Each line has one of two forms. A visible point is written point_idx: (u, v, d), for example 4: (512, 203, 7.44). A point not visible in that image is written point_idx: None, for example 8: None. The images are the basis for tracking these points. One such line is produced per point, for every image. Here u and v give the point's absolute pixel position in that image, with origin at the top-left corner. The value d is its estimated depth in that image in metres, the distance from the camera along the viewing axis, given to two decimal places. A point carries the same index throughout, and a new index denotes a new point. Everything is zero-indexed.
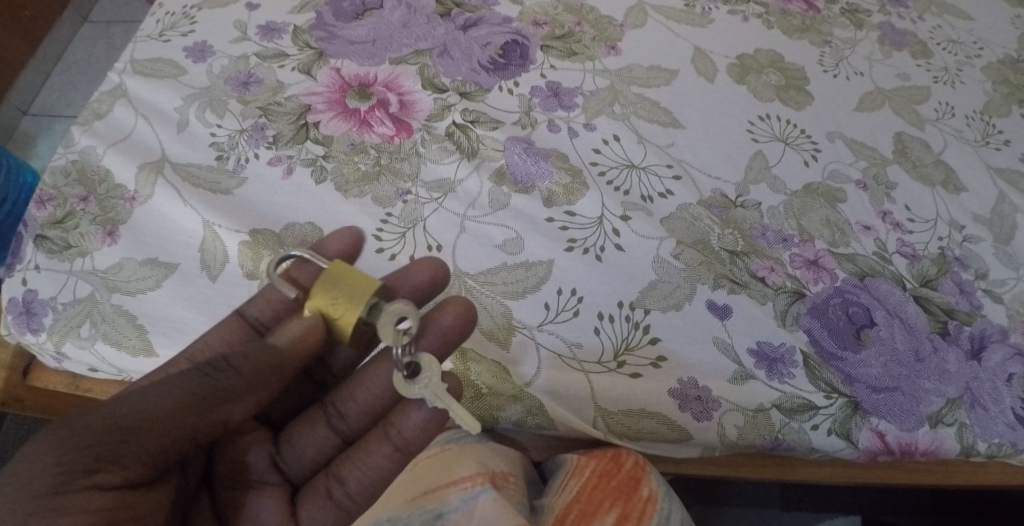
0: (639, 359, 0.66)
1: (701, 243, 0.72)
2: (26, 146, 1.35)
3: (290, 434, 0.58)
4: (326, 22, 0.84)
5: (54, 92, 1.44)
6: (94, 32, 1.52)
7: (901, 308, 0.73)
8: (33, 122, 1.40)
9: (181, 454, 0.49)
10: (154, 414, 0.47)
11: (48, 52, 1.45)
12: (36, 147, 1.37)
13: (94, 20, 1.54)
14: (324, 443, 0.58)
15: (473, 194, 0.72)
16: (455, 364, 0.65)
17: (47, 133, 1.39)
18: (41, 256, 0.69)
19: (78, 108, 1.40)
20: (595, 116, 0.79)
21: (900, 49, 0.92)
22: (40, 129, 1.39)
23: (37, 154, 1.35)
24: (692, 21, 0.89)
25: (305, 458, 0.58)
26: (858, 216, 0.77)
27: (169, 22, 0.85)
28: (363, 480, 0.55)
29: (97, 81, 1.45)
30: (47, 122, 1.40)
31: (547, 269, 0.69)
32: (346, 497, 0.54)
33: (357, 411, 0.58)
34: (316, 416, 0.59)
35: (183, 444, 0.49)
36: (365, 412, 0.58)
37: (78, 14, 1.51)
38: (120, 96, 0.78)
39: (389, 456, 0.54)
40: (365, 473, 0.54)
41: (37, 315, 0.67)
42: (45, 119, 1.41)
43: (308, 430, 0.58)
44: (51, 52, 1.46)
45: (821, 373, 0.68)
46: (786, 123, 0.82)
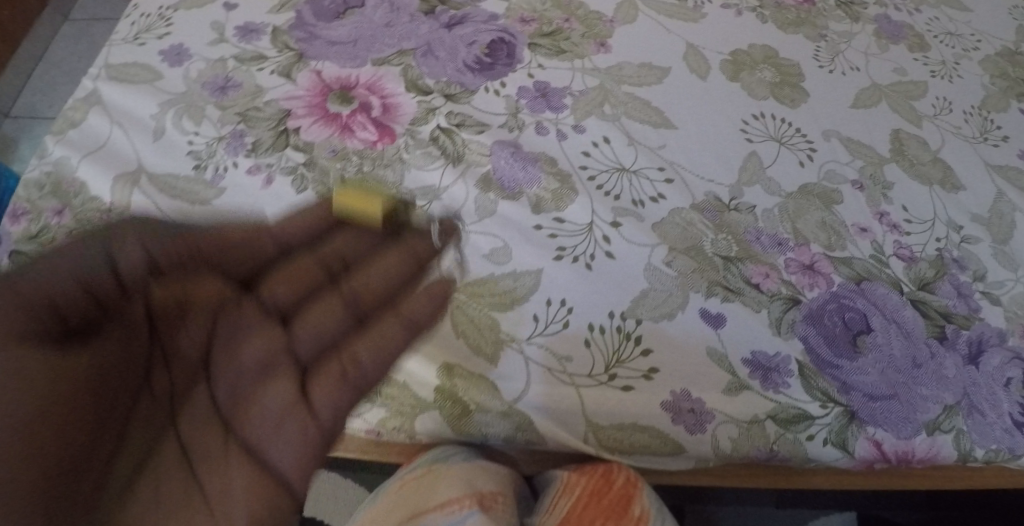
0: (630, 371, 0.65)
1: (695, 249, 0.70)
2: (7, 149, 1.30)
3: (303, 313, 0.54)
4: (306, 22, 0.81)
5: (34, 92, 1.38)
6: (75, 30, 1.46)
7: (898, 313, 0.71)
8: (13, 123, 1.34)
9: (93, 312, 0.48)
10: (49, 267, 0.46)
11: (28, 52, 1.40)
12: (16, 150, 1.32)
13: (74, 18, 1.48)
14: (339, 323, 0.53)
15: (459, 202, 0.70)
16: (442, 380, 0.63)
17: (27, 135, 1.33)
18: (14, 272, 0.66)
19: (60, 109, 1.35)
20: (585, 117, 0.76)
21: (896, 42, 0.90)
22: (21, 131, 1.33)
23: (18, 157, 1.30)
24: (684, 15, 0.87)
25: (321, 340, 0.52)
26: (855, 217, 0.76)
27: (144, 24, 0.82)
28: (377, 360, 0.50)
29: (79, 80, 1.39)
30: (28, 123, 1.34)
31: (536, 279, 0.67)
32: (360, 377, 0.50)
33: (378, 292, 0.54)
34: (335, 299, 0.54)
35: (73, 299, 0.47)
36: (382, 291, 0.54)
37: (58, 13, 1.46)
38: (95, 103, 0.76)
39: (405, 337, 0.51)
40: (381, 348, 0.50)
41: None
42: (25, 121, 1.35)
43: (324, 309, 0.53)
44: (31, 51, 1.41)
45: (816, 382, 0.67)
46: (781, 121, 0.80)
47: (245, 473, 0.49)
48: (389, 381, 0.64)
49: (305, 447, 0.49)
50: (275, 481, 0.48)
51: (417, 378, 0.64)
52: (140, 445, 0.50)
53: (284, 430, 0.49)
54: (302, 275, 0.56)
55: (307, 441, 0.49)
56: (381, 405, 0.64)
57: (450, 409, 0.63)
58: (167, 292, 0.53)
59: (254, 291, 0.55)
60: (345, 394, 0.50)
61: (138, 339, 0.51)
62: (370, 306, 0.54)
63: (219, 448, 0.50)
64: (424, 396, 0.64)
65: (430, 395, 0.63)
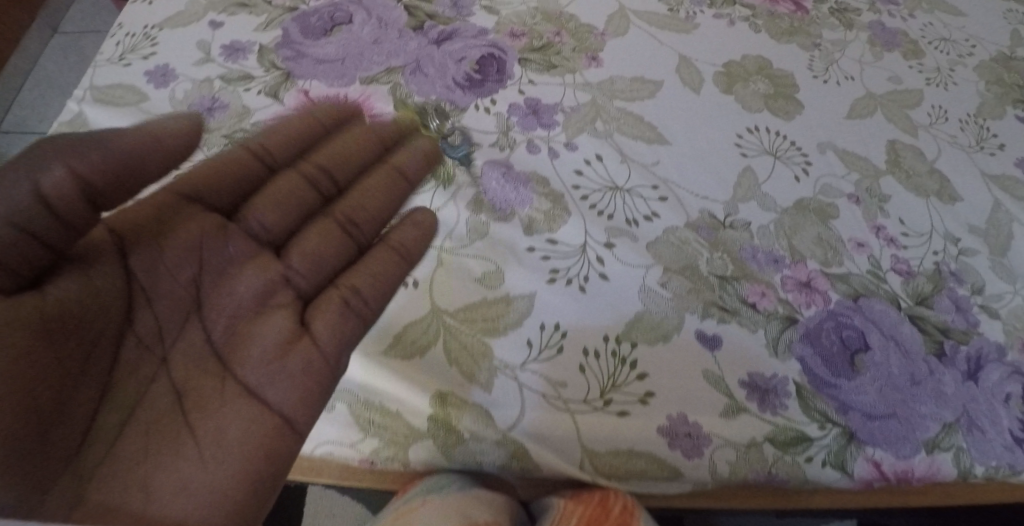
0: (626, 395, 0.64)
1: (690, 268, 0.69)
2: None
3: (295, 243, 0.56)
4: (292, 39, 0.80)
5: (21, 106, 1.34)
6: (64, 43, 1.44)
7: (896, 330, 0.71)
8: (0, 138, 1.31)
9: (36, 255, 0.47)
10: None
11: (15, 66, 1.37)
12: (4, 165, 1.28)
13: (64, 31, 1.45)
14: (332, 251, 0.57)
15: (450, 225, 0.69)
16: (435, 409, 0.62)
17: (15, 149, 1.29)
18: None
19: (49, 124, 1.32)
20: (577, 134, 0.75)
21: (891, 50, 0.89)
22: (10, 146, 1.29)
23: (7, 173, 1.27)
24: (676, 26, 0.85)
25: (315, 270, 0.56)
26: (852, 232, 0.75)
27: (129, 44, 0.80)
28: (374, 287, 0.55)
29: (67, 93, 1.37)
30: (17, 138, 1.31)
31: (529, 303, 0.66)
32: (359, 303, 0.54)
33: (366, 215, 0.59)
34: (327, 227, 0.57)
35: (7, 243, 0.45)
36: (376, 220, 0.59)
37: (46, 25, 1.43)
38: (79, 126, 0.74)
39: (398, 267, 0.57)
40: (379, 281, 0.55)
41: None
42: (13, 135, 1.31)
43: (317, 238, 0.57)
44: (19, 65, 1.37)
45: (814, 403, 0.66)
46: (776, 134, 0.79)
47: (245, 410, 0.51)
48: (382, 410, 0.63)
49: (307, 377, 0.51)
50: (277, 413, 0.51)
51: (410, 407, 0.63)
52: (130, 396, 0.50)
53: (286, 363, 0.51)
54: (286, 199, 0.57)
55: (309, 370, 0.52)
56: (375, 435, 0.63)
57: (444, 438, 0.63)
58: (136, 220, 0.52)
59: (236, 217, 0.56)
60: (349, 321, 0.53)
61: (110, 274, 0.50)
62: (365, 235, 0.59)
63: (215, 388, 0.51)
64: (417, 425, 0.63)
65: (423, 424, 0.63)
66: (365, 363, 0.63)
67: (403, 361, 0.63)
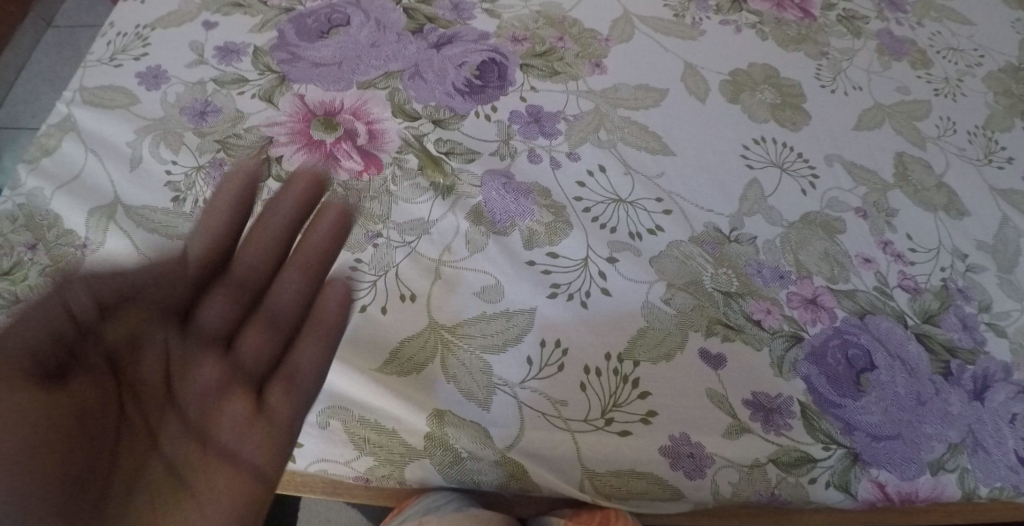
0: (628, 415, 0.62)
1: (694, 284, 0.68)
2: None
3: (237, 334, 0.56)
4: (289, 42, 0.78)
5: (15, 102, 1.32)
6: (59, 38, 1.40)
7: (902, 348, 0.69)
8: None
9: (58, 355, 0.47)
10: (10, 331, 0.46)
11: (9, 60, 1.34)
12: None
13: (58, 24, 1.41)
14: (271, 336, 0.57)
15: (449, 236, 0.67)
16: (432, 427, 0.61)
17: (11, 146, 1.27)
18: None
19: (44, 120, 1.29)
20: (579, 143, 0.74)
21: (899, 59, 0.88)
22: (4, 142, 1.27)
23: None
24: (682, 33, 0.84)
25: (258, 354, 0.56)
26: (858, 247, 0.73)
27: (120, 44, 0.78)
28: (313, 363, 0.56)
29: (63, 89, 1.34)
30: (11, 134, 1.28)
31: (529, 318, 0.64)
32: (302, 380, 0.56)
33: (291, 304, 0.57)
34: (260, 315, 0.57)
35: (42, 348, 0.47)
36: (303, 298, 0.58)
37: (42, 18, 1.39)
38: (70, 129, 0.72)
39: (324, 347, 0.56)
40: (314, 357, 0.56)
41: None
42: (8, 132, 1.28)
43: (254, 329, 0.57)
44: (13, 58, 1.34)
45: (819, 423, 0.65)
46: (782, 145, 0.77)
47: (226, 475, 0.51)
48: (378, 428, 0.61)
49: (270, 440, 0.54)
50: (262, 490, 0.52)
51: (406, 425, 0.61)
52: (132, 472, 0.50)
53: (251, 437, 0.53)
54: (223, 294, 0.57)
55: (270, 437, 0.54)
56: (370, 453, 0.62)
57: (441, 456, 0.61)
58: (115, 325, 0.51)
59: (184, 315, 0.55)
60: (298, 392, 0.56)
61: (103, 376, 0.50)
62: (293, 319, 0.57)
63: (199, 464, 0.51)
64: (414, 443, 0.61)
65: (420, 442, 0.61)
66: (361, 379, 0.62)
67: (399, 378, 0.62)
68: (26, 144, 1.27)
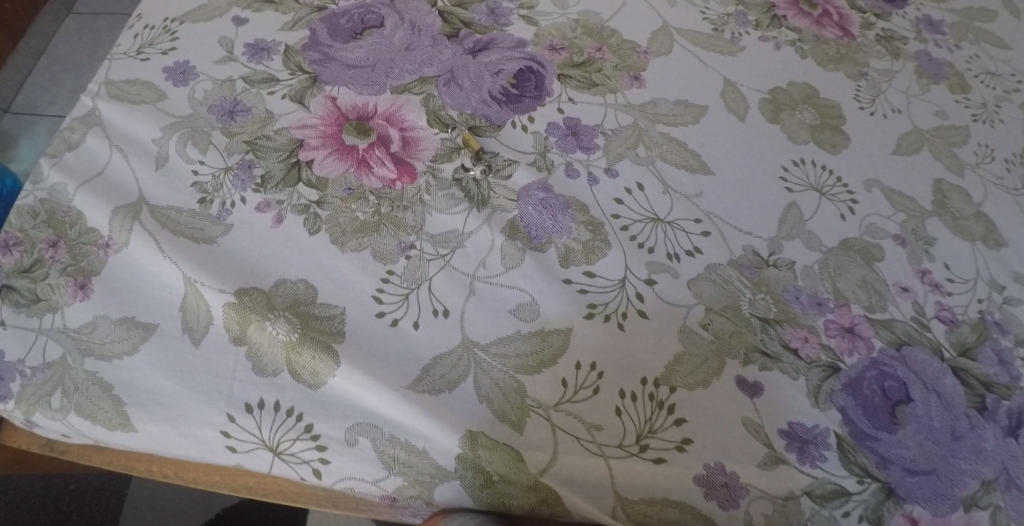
0: (663, 442, 0.61)
1: (732, 309, 0.66)
2: (5, 148, 1.21)
3: None
4: (321, 41, 0.75)
5: (36, 88, 1.29)
6: (79, 26, 1.36)
7: (939, 383, 0.68)
8: (13, 120, 1.25)
9: None
10: None
11: (29, 46, 1.30)
12: (16, 147, 1.22)
13: (79, 11, 1.38)
14: None
15: (483, 251, 0.66)
16: (464, 449, 0.60)
17: (29, 133, 1.24)
18: (6, 311, 0.63)
19: (65, 107, 1.27)
20: (617, 159, 0.72)
21: (937, 82, 0.86)
22: (22, 129, 1.24)
23: (17, 156, 1.21)
24: (722, 48, 0.82)
25: None
26: (897, 276, 0.72)
27: (147, 37, 0.76)
28: None
29: (84, 77, 1.31)
30: (29, 120, 1.25)
31: (565, 339, 0.63)
32: None
33: None
34: None
35: None
36: None
37: (61, 5, 1.36)
38: (94, 123, 0.70)
39: None
40: None
41: (4, 380, 0.62)
42: (27, 118, 1.25)
43: None
44: (32, 44, 1.30)
45: (855, 456, 0.63)
46: (822, 168, 0.76)
47: None
48: (408, 448, 0.60)
49: None
50: None
51: (437, 445, 0.60)
52: None
53: None
54: None
55: None
56: (399, 473, 0.60)
57: (472, 480, 0.60)
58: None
59: None
60: None
61: None
62: None
63: None
64: (445, 465, 0.60)
65: (451, 464, 0.60)
66: (393, 397, 0.60)
67: (430, 397, 0.60)
68: (45, 131, 1.25)
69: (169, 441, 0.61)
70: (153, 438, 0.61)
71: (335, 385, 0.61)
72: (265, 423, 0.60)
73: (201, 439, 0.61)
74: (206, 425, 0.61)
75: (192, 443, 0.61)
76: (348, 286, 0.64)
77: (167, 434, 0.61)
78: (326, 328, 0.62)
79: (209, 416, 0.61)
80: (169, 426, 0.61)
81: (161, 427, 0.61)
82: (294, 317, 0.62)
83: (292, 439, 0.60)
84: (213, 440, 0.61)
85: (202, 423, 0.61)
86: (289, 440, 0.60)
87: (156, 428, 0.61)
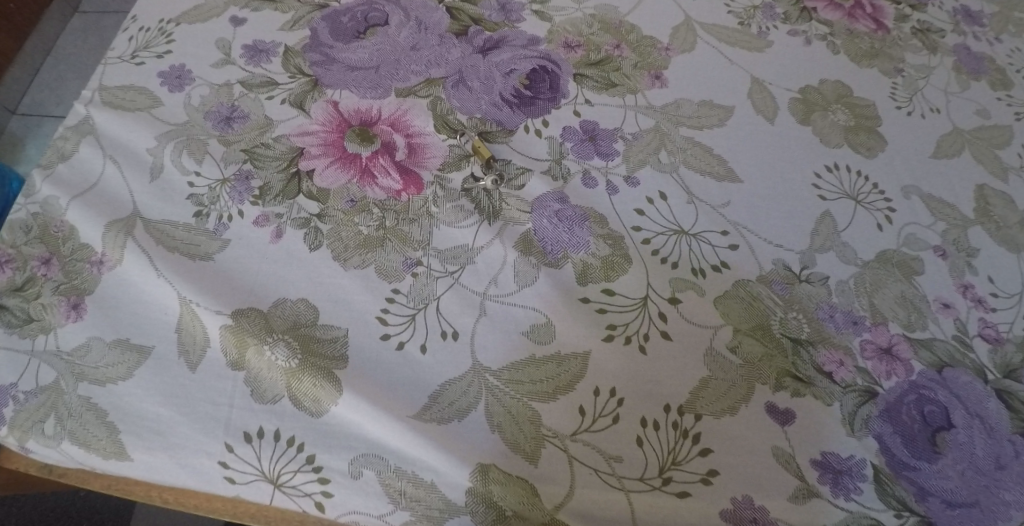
0: (687, 474, 0.57)
1: (761, 329, 0.62)
2: (13, 150, 1.17)
3: None
4: (322, 41, 0.71)
5: (44, 88, 1.24)
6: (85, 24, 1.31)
7: (982, 407, 0.63)
8: (21, 122, 1.21)
9: None
10: None
11: (35, 47, 1.25)
12: (24, 150, 1.18)
13: (84, 10, 1.31)
14: None
15: (495, 268, 0.62)
16: (475, 483, 0.56)
17: (37, 135, 1.19)
18: None
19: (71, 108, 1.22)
20: (638, 167, 0.67)
21: (977, 78, 0.80)
22: (29, 130, 1.20)
23: (26, 158, 1.17)
24: (749, 43, 0.77)
25: None
26: (937, 291, 0.67)
27: (142, 40, 0.71)
28: None
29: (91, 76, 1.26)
30: (37, 121, 1.21)
31: (582, 364, 0.59)
32: None
33: None
34: None
35: None
36: None
37: (67, 4, 1.29)
38: (87, 133, 0.66)
39: None
40: None
41: None
42: (35, 120, 1.21)
43: None
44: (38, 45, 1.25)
45: (892, 488, 0.59)
46: (857, 174, 0.71)
47: None
48: (415, 481, 0.56)
49: None
50: None
51: (446, 478, 0.56)
52: None
53: None
54: None
55: None
56: (406, 508, 0.56)
57: (483, 515, 0.56)
58: None
59: None
60: None
61: None
62: None
63: None
64: (455, 499, 0.56)
65: (461, 498, 0.56)
66: (400, 427, 0.56)
67: (438, 426, 0.57)
68: (53, 133, 1.21)
69: (166, 471, 0.58)
70: (149, 467, 0.58)
71: (337, 413, 0.57)
72: (264, 453, 0.57)
73: (198, 470, 0.57)
74: (204, 455, 0.57)
75: (189, 473, 0.58)
76: (352, 307, 0.60)
77: (164, 464, 0.58)
78: (328, 353, 0.58)
79: (206, 446, 0.57)
80: (166, 455, 0.58)
81: (158, 457, 0.58)
82: (294, 340, 0.59)
83: (293, 471, 0.57)
84: (211, 471, 0.57)
85: (199, 452, 0.57)
86: (290, 472, 0.57)
87: (152, 457, 0.58)
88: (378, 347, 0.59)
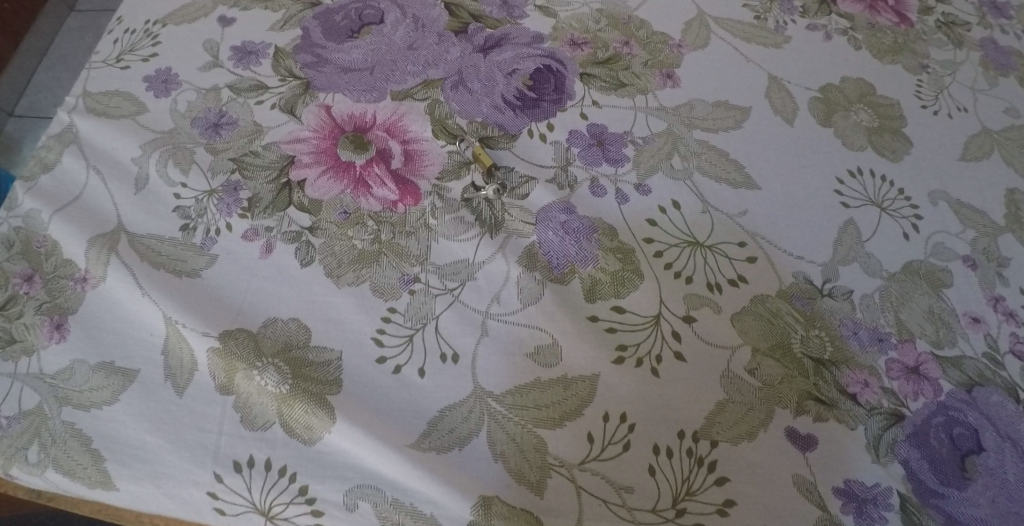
0: (702, 505, 0.54)
1: (781, 348, 0.58)
2: (9, 152, 1.13)
3: None
4: (314, 41, 0.67)
5: (40, 89, 1.19)
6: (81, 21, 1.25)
7: (1014, 429, 0.59)
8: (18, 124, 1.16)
9: None
10: None
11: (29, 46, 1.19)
12: (20, 153, 1.13)
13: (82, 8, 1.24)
14: None
15: (497, 284, 0.58)
16: (477, 516, 0.53)
17: (33, 138, 1.14)
18: None
19: None
20: (650, 173, 0.63)
21: (1006, 74, 0.75)
22: (25, 131, 1.14)
23: (21, 160, 1.12)
24: (765, 39, 0.72)
25: None
26: (967, 305, 0.62)
27: (128, 42, 0.67)
28: None
29: None
30: (33, 123, 1.15)
31: (590, 387, 0.56)
32: None
33: None
34: None
35: None
36: None
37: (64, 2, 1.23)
38: (70, 141, 0.62)
39: None
40: None
41: None
42: (31, 122, 1.16)
43: None
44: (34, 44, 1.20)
45: (920, 518, 0.55)
46: (881, 179, 0.67)
47: None
48: (414, 514, 0.53)
49: None
50: None
51: (446, 511, 0.53)
52: None
53: None
54: None
55: None
56: None
57: None
58: None
59: None
60: None
61: None
62: None
63: None
64: None
65: None
66: (399, 456, 0.53)
67: (438, 456, 0.54)
68: None
69: (153, 501, 0.54)
70: (135, 497, 0.54)
71: (331, 442, 0.54)
72: (255, 484, 0.54)
73: (186, 501, 0.54)
74: (192, 485, 0.54)
75: (177, 504, 0.54)
76: (347, 328, 0.56)
77: (152, 494, 0.54)
78: (322, 377, 0.55)
79: (194, 475, 0.54)
80: (152, 485, 0.54)
81: (144, 486, 0.54)
82: (285, 364, 0.55)
83: (285, 503, 0.53)
84: (200, 502, 0.54)
85: (187, 482, 0.54)
86: (282, 504, 0.53)
87: (138, 487, 0.54)
88: (375, 371, 0.55)
